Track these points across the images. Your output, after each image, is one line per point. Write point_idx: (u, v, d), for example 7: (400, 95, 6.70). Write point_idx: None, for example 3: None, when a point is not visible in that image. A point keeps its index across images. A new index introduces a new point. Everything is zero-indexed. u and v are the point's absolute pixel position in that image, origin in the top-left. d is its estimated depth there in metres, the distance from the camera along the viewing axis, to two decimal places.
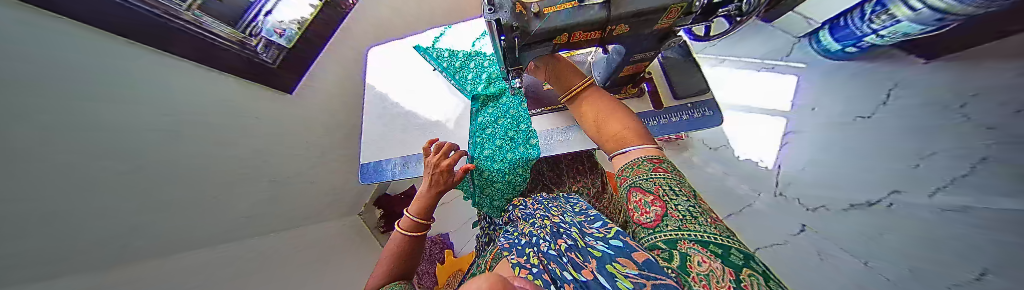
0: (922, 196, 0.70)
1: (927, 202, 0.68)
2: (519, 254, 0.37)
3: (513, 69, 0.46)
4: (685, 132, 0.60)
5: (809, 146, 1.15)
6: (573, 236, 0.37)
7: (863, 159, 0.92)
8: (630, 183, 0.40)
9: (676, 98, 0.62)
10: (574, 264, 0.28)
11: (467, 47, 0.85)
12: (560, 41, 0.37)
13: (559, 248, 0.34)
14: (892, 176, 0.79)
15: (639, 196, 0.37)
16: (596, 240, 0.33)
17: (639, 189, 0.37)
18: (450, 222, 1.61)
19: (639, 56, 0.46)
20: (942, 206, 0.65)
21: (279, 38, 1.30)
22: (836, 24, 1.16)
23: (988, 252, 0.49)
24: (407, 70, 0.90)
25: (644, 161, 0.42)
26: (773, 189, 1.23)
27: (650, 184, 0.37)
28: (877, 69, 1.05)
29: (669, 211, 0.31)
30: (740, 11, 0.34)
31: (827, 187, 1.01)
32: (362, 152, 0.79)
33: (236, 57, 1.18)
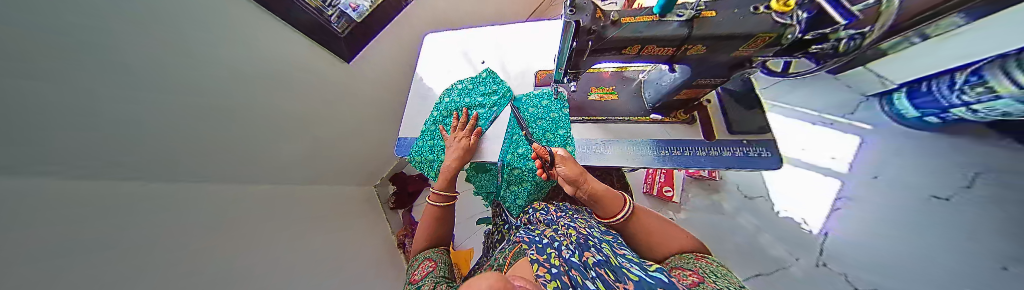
0: None
1: None
2: (538, 251, 0.38)
3: (570, 72, 0.48)
4: (735, 168, 0.55)
5: (872, 222, 1.04)
6: (603, 252, 0.39)
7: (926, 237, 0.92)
8: (675, 264, 0.46)
9: (730, 131, 0.58)
10: (605, 281, 0.30)
11: (517, 48, 0.89)
12: (629, 51, 0.37)
13: (584, 260, 0.35)
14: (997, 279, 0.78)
15: (680, 270, 0.41)
16: (632, 265, 0.35)
17: (681, 267, 0.42)
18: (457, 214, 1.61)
19: (702, 82, 0.45)
20: None
21: (351, 12, 0.99)
22: (916, 88, 1.04)
23: None
24: (453, 56, 0.94)
25: (688, 254, 0.47)
26: (814, 257, 1.10)
27: (690, 265, 0.42)
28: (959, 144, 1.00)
29: (705, 281, 0.34)
30: (835, 49, 0.33)
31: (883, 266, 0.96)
32: (403, 126, 0.84)
33: (311, 22, 0.89)
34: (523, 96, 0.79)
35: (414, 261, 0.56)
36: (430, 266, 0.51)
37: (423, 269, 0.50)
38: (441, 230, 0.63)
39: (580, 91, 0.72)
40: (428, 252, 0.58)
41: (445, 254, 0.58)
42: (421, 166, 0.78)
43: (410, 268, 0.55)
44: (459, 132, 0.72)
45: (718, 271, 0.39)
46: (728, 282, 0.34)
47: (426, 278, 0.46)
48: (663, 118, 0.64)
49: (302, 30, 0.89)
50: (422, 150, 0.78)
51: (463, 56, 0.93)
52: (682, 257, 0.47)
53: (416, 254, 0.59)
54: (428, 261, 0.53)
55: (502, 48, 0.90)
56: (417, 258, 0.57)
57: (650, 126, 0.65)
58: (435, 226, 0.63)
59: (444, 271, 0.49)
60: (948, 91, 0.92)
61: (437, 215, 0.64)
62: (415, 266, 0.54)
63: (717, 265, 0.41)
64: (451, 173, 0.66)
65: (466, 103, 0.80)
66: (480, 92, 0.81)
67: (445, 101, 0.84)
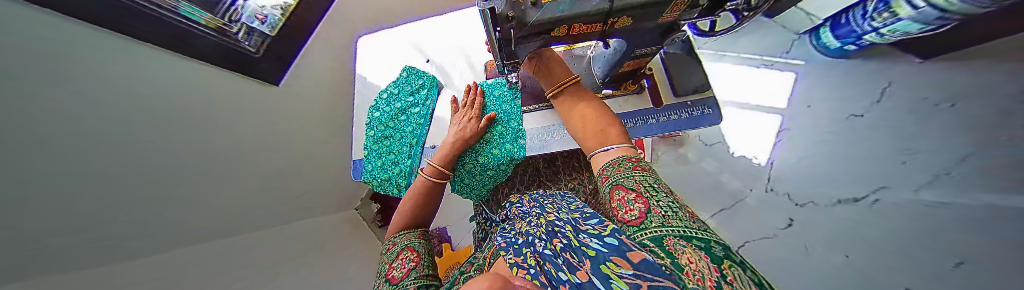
0: (909, 191, 0.80)
1: (913, 195, 0.78)
2: (516, 254, 0.36)
3: (508, 63, 0.47)
4: (685, 129, 0.60)
5: (806, 145, 1.19)
6: (568, 235, 0.37)
7: (845, 148, 1.04)
8: (612, 182, 0.40)
9: (676, 95, 0.62)
10: (570, 265, 0.28)
11: (462, 42, 0.88)
12: (559, 33, 0.36)
13: (554, 248, 0.35)
14: (883, 172, 0.88)
15: (621, 194, 0.36)
16: (591, 238, 0.33)
17: (622, 187, 0.37)
18: (449, 216, 1.61)
19: (641, 52, 0.45)
20: (929, 200, 0.73)
21: (260, 25, 0.97)
22: (837, 21, 1.14)
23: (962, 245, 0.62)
24: (395, 57, 0.87)
25: (622, 160, 0.43)
26: (763, 185, 1.27)
27: (631, 182, 0.37)
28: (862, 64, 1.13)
29: (651, 208, 0.29)
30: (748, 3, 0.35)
31: (820, 183, 1.08)
32: (354, 147, 0.76)
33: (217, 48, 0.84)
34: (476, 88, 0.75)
35: (391, 251, 0.53)
36: (412, 263, 0.47)
37: (404, 263, 0.47)
38: (422, 211, 0.62)
39: (528, 76, 0.71)
40: (404, 242, 0.54)
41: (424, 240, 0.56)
42: (382, 187, 0.72)
43: (388, 260, 0.51)
44: (468, 112, 0.68)
45: (659, 187, 0.34)
46: (682, 210, 0.29)
47: (409, 279, 0.42)
48: (614, 91, 0.66)
49: (215, 63, 0.83)
50: (376, 164, 0.71)
51: (406, 57, 0.87)
52: (618, 168, 0.41)
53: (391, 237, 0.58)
54: (411, 254, 0.50)
55: (447, 44, 0.88)
56: (396, 245, 0.54)
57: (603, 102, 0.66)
58: (409, 219, 0.61)
59: (427, 266, 0.48)
60: (861, 20, 1.03)
61: (423, 193, 0.63)
62: (383, 272, 0.48)
63: (650, 175, 0.37)
64: (452, 153, 0.64)
65: (416, 109, 0.76)
66: (430, 94, 0.77)
67: (389, 110, 0.76)
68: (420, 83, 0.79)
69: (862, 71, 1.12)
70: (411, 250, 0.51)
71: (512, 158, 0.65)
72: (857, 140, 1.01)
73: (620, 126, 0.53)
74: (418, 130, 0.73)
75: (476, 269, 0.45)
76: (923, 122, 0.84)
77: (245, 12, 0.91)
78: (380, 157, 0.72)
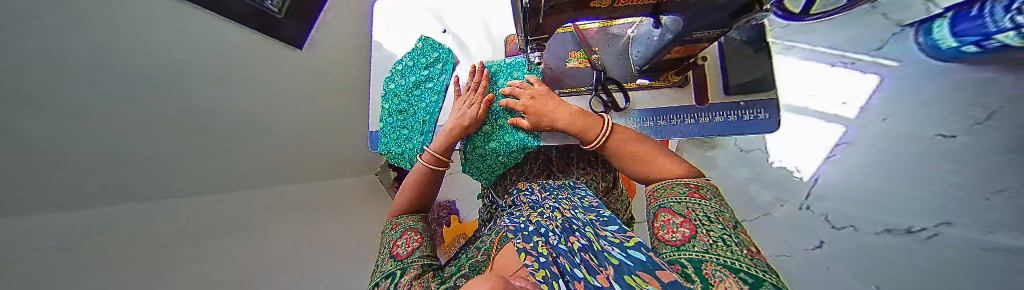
0: (975, 231, 0.62)
1: (977, 237, 0.62)
2: (525, 240, 0.36)
3: (532, 39, 0.42)
4: (727, 133, 0.59)
5: (861, 165, 0.97)
6: (587, 236, 0.36)
7: (904, 168, 0.84)
8: (660, 204, 0.37)
9: (727, 93, 0.58)
10: (588, 266, 0.26)
11: (482, 23, 0.88)
12: (600, 4, 0.31)
13: (570, 246, 0.33)
14: (952, 205, 0.69)
15: (667, 216, 0.33)
16: (614, 246, 0.31)
17: (669, 210, 0.33)
18: (457, 191, 1.68)
19: (699, 35, 0.37)
20: (994, 245, 0.58)
21: None
22: (967, 12, 0.87)
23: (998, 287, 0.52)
24: (411, 25, 0.85)
25: (678, 184, 0.38)
26: (800, 201, 1.13)
27: (681, 206, 0.33)
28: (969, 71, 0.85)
29: (699, 234, 0.26)
30: None
31: (862, 207, 0.90)
32: (369, 118, 0.78)
33: (249, 9, 0.94)
34: (494, 66, 0.72)
35: (393, 230, 0.55)
36: (416, 242, 0.50)
37: (406, 244, 0.49)
38: (425, 193, 0.63)
39: (556, 58, 0.69)
40: (407, 223, 0.57)
41: (425, 223, 0.59)
42: (395, 160, 0.73)
43: (392, 237, 0.54)
44: (471, 98, 0.65)
45: (714, 215, 0.29)
46: (743, 244, 0.24)
47: (413, 257, 0.44)
48: (652, 82, 0.63)
49: (238, 21, 0.91)
50: (389, 137, 0.72)
51: (422, 27, 0.84)
52: (670, 192, 0.37)
53: (393, 218, 0.60)
54: (414, 235, 0.52)
55: (466, 21, 0.86)
56: (398, 226, 0.56)
57: (637, 93, 0.64)
58: (412, 200, 0.63)
59: (428, 248, 0.50)
60: (1002, 11, 0.77)
61: (423, 178, 0.63)
62: (388, 248, 0.50)
63: (710, 204, 0.32)
64: (449, 141, 0.62)
65: (430, 83, 0.73)
66: (444, 69, 0.73)
67: (404, 83, 0.75)
68: (433, 55, 0.74)
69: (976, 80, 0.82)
70: (414, 232, 0.54)
71: (527, 147, 0.64)
72: (923, 162, 0.80)
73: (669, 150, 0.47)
74: (431, 107, 0.71)
75: (482, 255, 0.47)
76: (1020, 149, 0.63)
77: None
78: (394, 130, 0.72)
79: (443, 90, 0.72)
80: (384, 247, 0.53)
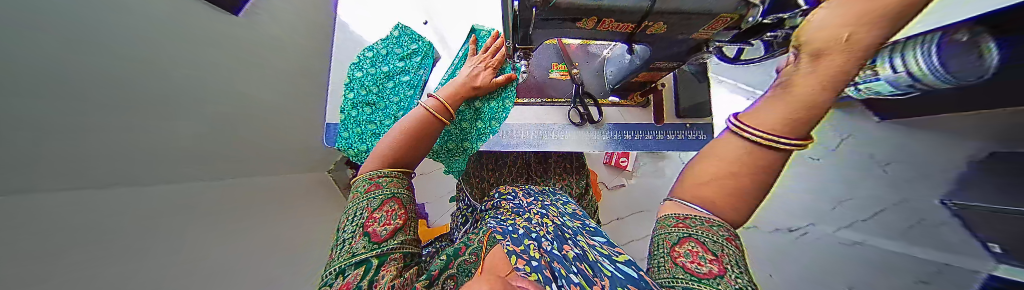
0: (829, 229, 0.94)
1: (832, 234, 0.92)
2: (515, 243, 0.35)
3: (519, 48, 0.47)
4: (681, 149, 0.72)
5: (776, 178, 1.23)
6: (579, 245, 0.37)
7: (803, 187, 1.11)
8: (675, 235, 0.31)
9: (678, 116, 0.73)
10: (584, 275, 0.27)
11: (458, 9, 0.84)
12: (586, 25, 0.36)
13: (564, 251, 0.33)
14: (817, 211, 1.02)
15: (694, 248, 0.27)
16: (603, 258, 0.34)
17: (697, 240, 0.28)
18: (427, 192, 1.58)
19: (659, 64, 0.49)
20: (844, 240, 0.87)
21: None
22: None
23: (851, 279, 0.76)
24: (385, 14, 0.80)
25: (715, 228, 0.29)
26: None
27: (719, 248, 0.27)
28: None
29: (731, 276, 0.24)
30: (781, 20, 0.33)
31: (781, 214, 1.17)
32: (328, 108, 0.69)
33: None
34: (484, 31, 0.72)
35: (372, 192, 0.44)
36: (399, 220, 0.42)
37: (387, 219, 0.41)
38: (415, 147, 0.52)
39: (542, 68, 0.74)
40: (389, 189, 0.46)
41: (410, 189, 0.50)
42: (358, 159, 0.65)
43: (366, 205, 0.43)
44: (487, 59, 0.62)
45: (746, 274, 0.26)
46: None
47: (393, 241, 0.39)
48: (621, 100, 0.74)
49: None
50: (353, 129, 0.65)
51: (396, 17, 0.80)
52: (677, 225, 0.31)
53: (372, 172, 0.48)
54: (399, 208, 0.44)
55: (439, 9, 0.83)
56: (377, 189, 0.45)
57: (610, 108, 0.74)
58: (403, 149, 0.51)
59: (412, 230, 0.44)
60: None
61: (422, 125, 0.53)
62: (358, 220, 0.41)
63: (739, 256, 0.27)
64: (456, 92, 0.58)
65: (405, 76, 0.68)
66: (423, 63, 0.70)
67: (374, 73, 0.69)
68: (413, 47, 0.71)
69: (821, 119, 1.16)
70: (396, 202, 0.45)
71: (496, 118, 0.64)
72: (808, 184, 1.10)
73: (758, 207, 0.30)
74: (404, 102, 0.65)
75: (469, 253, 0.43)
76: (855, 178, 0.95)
77: None
78: (358, 125, 0.65)
79: (419, 85, 0.68)
80: (351, 212, 0.43)
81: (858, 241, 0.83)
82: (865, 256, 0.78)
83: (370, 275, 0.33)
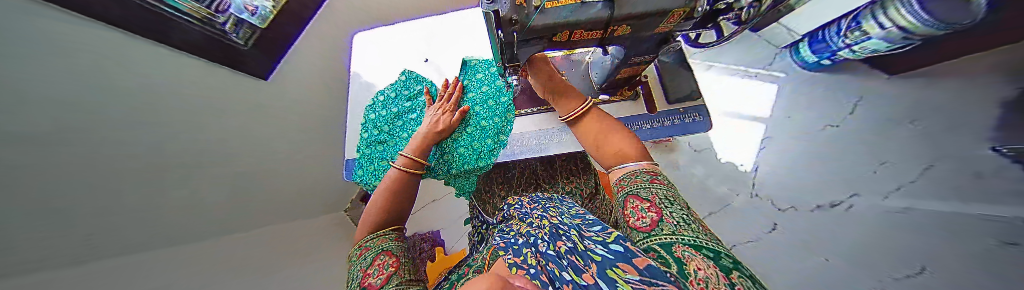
0: (878, 198, 0.89)
1: (883, 203, 0.87)
2: (516, 255, 0.36)
3: (508, 65, 0.53)
4: (683, 132, 0.72)
5: (787, 152, 1.24)
6: (573, 239, 0.37)
7: (829, 158, 1.10)
8: (627, 191, 0.41)
9: (670, 102, 0.73)
10: (575, 267, 0.28)
11: (450, 41, 0.91)
12: (559, 38, 0.42)
13: (559, 250, 0.34)
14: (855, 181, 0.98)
15: (635, 203, 0.37)
16: (596, 244, 0.33)
17: (636, 197, 0.37)
18: (440, 219, 1.57)
19: (638, 59, 0.52)
20: (893, 207, 0.84)
21: (251, 17, 1.07)
22: (815, 36, 1.15)
23: (924, 254, 0.69)
24: (389, 59, 0.89)
25: (641, 172, 0.44)
26: (749, 190, 1.29)
27: (647, 193, 0.37)
28: (818, 83, 1.25)
29: (664, 217, 0.30)
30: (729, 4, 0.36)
31: (801, 188, 1.14)
32: (345, 148, 0.75)
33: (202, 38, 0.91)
34: (471, 61, 0.84)
35: (364, 257, 0.49)
36: (391, 268, 0.45)
37: (382, 269, 0.44)
38: (396, 202, 0.61)
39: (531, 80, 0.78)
40: (380, 246, 0.51)
41: (402, 242, 0.55)
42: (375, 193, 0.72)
43: (362, 266, 0.48)
44: (444, 105, 0.71)
45: (675, 201, 0.34)
46: (697, 222, 0.29)
47: (389, 286, 0.39)
48: (611, 97, 0.77)
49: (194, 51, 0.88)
50: (369, 166, 0.71)
51: (399, 59, 0.89)
52: (636, 179, 0.42)
53: (363, 241, 0.55)
54: (388, 259, 0.47)
55: (434, 44, 0.91)
56: (368, 251, 0.50)
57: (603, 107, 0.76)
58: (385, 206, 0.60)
59: (409, 274, 0.45)
60: (836, 36, 1.04)
61: (396, 182, 0.63)
62: (356, 282, 0.44)
63: (667, 188, 0.38)
64: (425, 141, 0.66)
65: (412, 113, 0.76)
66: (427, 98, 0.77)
67: (386, 114, 0.77)
68: (419, 86, 0.80)
69: (815, 87, 1.26)
70: (388, 254, 0.49)
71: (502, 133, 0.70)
72: (838, 151, 1.09)
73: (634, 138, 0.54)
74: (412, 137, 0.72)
75: (476, 272, 0.44)
76: (885, 141, 0.96)
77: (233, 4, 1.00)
78: (372, 162, 0.71)
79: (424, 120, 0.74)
80: (353, 276, 0.47)
81: (909, 206, 0.80)
82: (919, 222, 0.74)
83: None
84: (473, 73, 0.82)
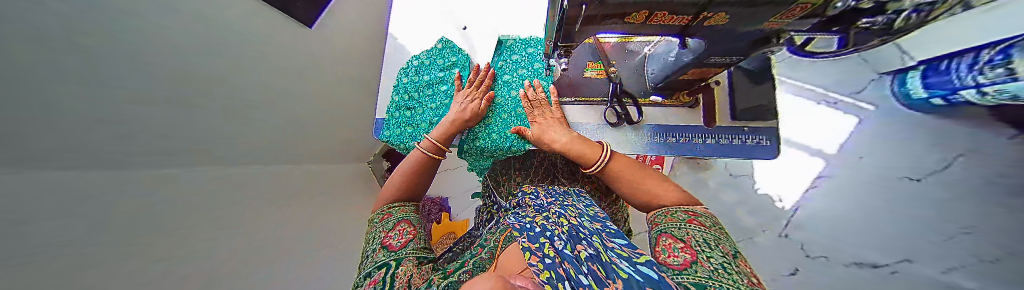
0: (932, 269, 0.84)
1: (935, 276, 0.83)
2: (531, 240, 0.37)
3: (561, 46, 0.48)
4: (737, 155, 0.64)
5: (841, 198, 1.07)
6: (595, 246, 0.37)
7: (869, 210, 0.99)
8: (661, 228, 0.42)
9: (733, 118, 0.65)
10: (596, 277, 0.28)
11: (493, 11, 0.85)
12: (633, 20, 0.35)
13: (577, 253, 0.33)
14: (912, 246, 0.88)
15: (668, 241, 0.38)
16: (621, 260, 0.33)
17: (670, 235, 0.39)
18: (451, 188, 1.65)
19: (714, 60, 0.44)
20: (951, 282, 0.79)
21: None
22: (936, 67, 0.92)
23: None
24: (428, 22, 0.85)
25: (678, 211, 0.43)
26: (779, 228, 1.18)
27: (682, 233, 0.38)
28: (952, 127, 0.94)
29: (699, 260, 0.30)
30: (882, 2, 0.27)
31: (834, 234, 1.05)
32: (378, 108, 0.77)
33: None
34: (509, 40, 0.81)
35: (385, 221, 0.53)
36: (411, 235, 0.48)
37: (401, 234, 0.48)
38: (418, 187, 0.63)
39: (578, 68, 0.72)
40: (400, 215, 0.55)
41: (419, 214, 0.58)
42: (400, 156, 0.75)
43: (383, 228, 0.51)
44: (472, 88, 0.71)
45: (713, 244, 0.34)
46: (740, 275, 0.28)
47: (406, 249, 0.44)
48: (664, 100, 0.68)
49: None
50: (398, 130, 0.73)
51: (439, 23, 0.85)
52: (670, 218, 0.42)
53: (384, 207, 0.58)
54: (408, 227, 0.51)
55: (477, 10, 0.85)
56: (390, 216, 0.54)
57: (651, 109, 0.69)
58: (412, 188, 0.62)
59: (423, 240, 0.49)
60: (966, 71, 0.81)
61: (419, 165, 0.64)
62: (376, 240, 0.48)
63: (708, 233, 0.37)
64: (450, 126, 0.67)
65: (444, 86, 0.76)
66: (462, 73, 0.77)
67: (418, 80, 0.77)
68: (453, 59, 0.78)
69: (922, 129, 1.00)
70: (408, 223, 0.52)
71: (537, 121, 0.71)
72: (894, 206, 0.95)
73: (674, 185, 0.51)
74: (441, 109, 0.74)
75: (487, 253, 0.47)
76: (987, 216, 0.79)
77: None
78: (399, 126, 0.73)
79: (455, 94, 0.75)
80: (371, 237, 0.51)
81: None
82: None
83: (390, 275, 0.39)
84: (509, 53, 0.80)
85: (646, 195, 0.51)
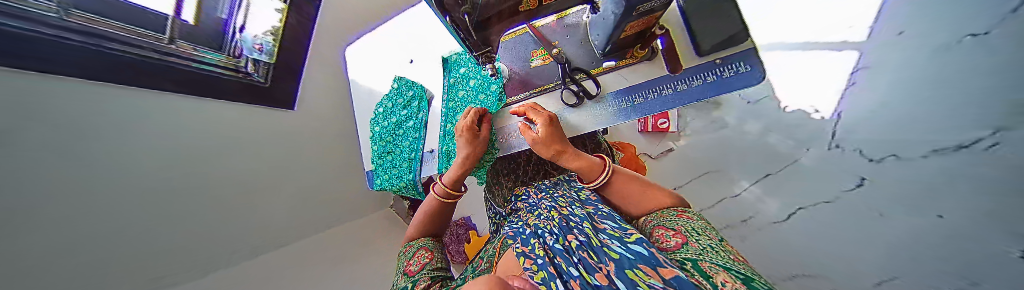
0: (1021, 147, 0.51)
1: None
2: (524, 244, 0.35)
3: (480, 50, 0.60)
4: (712, 94, 0.58)
5: (897, 78, 0.79)
6: (586, 233, 0.34)
7: (936, 84, 0.68)
8: (654, 224, 0.41)
9: (699, 54, 0.59)
10: (586, 265, 0.25)
11: (431, 34, 0.88)
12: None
13: (568, 244, 0.31)
14: (990, 116, 0.56)
15: (662, 231, 0.36)
16: (612, 240, 0.30)
17: (664, 227, 0.37)
18: (471, 206, 1.69)
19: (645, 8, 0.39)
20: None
21: (260, 55, 1.14)
22: None
23: None
24: (381, 68, 0.93)
25: (669, 210, 0.43)
26: (826, 142, 1.01)
27: (674, 224, 0.37)
28: None
29: (689, 242, 0.29)
30: None
31: (900, 127, 0.77)
32: (366, 160, 0.88)
33: (237, 86, 1.07)
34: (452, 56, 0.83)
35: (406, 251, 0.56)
36: (426, 258, 0.50)
37: (419, 259, 0.50)
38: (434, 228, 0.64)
39: (521, 61, 0.73)
40: (421, 242, 0.57)
41: (436, 241, 0.59)
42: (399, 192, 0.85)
43: (405, 257, 0.55)
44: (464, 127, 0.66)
45: (700, 230, 0.33)
46: (727, 251, 0.26)
47: (423, 271, 0.45)
48: (620, 61, 0.67)
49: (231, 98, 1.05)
50: (386, 174, 0.83)
51: (390, 65, 0.92)
52: (663, 215, 0.42)
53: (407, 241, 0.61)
54: (426, 252, 0.52)
55: (417, 40, 0.89)
56: (412, 247, 0.57)
57: (608, 76, 0.68)
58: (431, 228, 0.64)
59: (440, 262, 0.50)
60: None
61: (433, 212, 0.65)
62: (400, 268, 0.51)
63: (698, 224, 0.36)
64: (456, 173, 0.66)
65: (411, 121, 0.82)
66: (421, 106, 0.82)
67: (388, 125, 0.86)
68: (412, 93, 0.84)
69: None
70: (426, 249, 0.54)
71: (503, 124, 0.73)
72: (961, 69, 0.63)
73: (662, 190, 0.50)
74: (414, 144, 0.80)
75: (485, 263, 0.47)
76: None
77: (245, 45, 1.08)
78: (387, 170, 0.83)
79: (421, 126, 0.80)
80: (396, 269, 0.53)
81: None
82: None
83: None
84: (458, 68, 0.83)
85: (638, 200, 0.50)
